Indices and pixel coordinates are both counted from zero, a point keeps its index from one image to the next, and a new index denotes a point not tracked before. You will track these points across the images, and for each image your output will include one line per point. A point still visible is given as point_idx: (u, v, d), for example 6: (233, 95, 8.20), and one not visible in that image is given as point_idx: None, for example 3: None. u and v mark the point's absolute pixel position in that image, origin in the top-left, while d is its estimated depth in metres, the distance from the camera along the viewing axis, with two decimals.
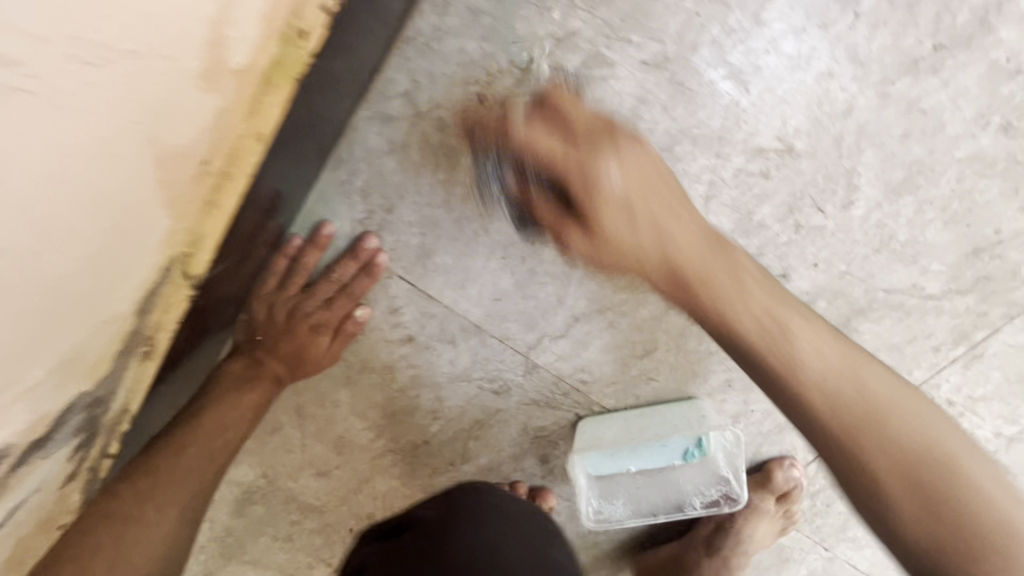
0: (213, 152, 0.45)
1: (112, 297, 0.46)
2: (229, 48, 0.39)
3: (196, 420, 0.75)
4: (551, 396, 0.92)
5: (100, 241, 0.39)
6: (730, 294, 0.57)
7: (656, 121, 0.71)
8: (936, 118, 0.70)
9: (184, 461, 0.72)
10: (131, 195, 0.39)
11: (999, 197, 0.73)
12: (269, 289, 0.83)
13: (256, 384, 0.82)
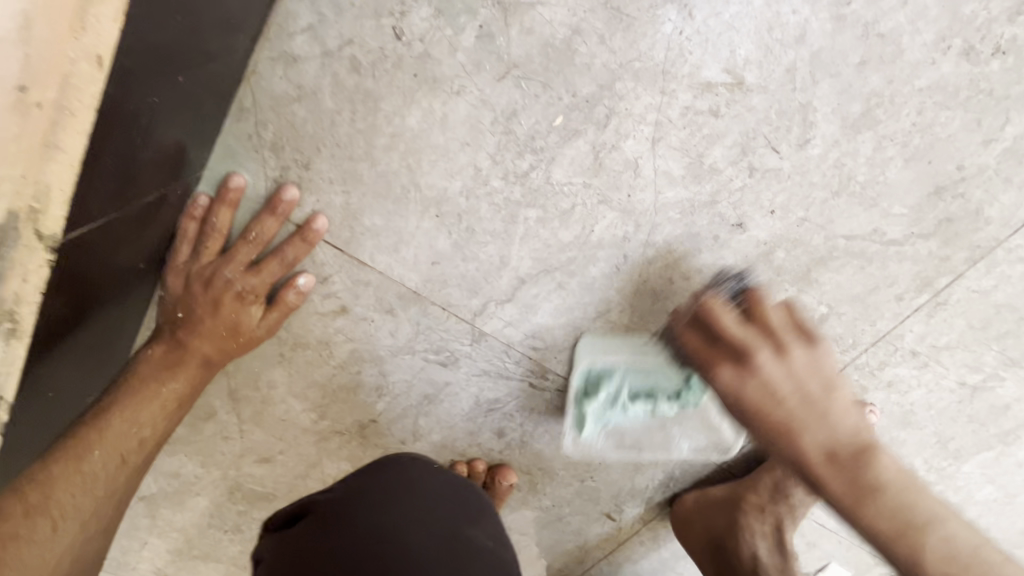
0: (33, 71, 0.37)
1: None
2: None
3: (104, 416, 0.68)
4: (501, 365, 0.87)
5: None
6: (834, 426, 0.53)
7: (595, 54, 0.64)
8: (891, 43, 0.64)
9: (87, 468, 0.65)
10: None
11: (961, 130, 0.68)
12: (183, 258, 0.75)
13: (177, 370, 0.74)
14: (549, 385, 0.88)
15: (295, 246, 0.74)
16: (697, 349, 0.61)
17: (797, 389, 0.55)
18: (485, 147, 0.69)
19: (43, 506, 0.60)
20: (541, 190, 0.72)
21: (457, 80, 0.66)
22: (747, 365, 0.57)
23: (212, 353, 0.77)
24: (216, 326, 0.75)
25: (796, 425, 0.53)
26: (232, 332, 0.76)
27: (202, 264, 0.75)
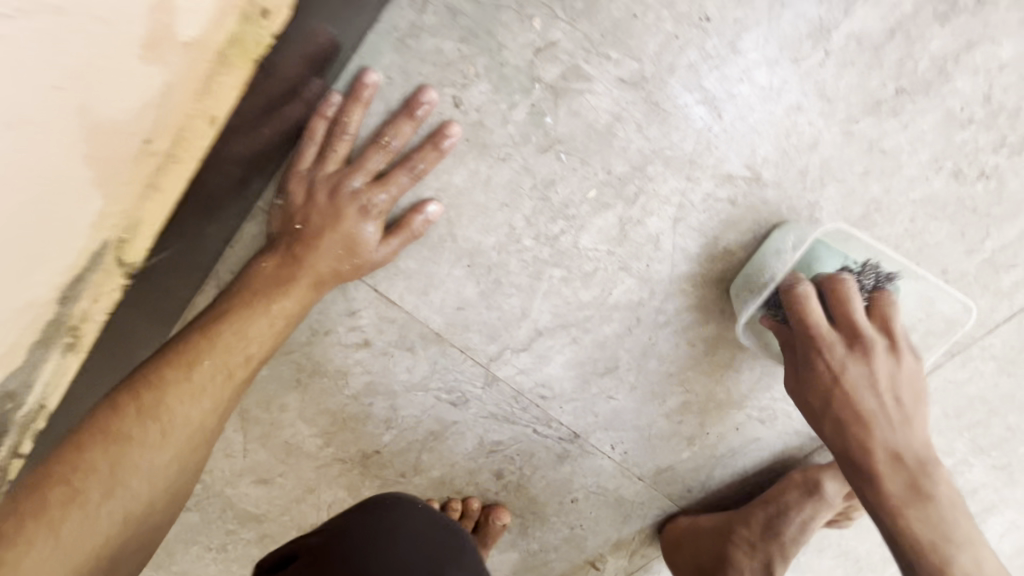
0: (153, 129, 0.41)
1: (32, 280, 0.43)
2: (173, 14, 0.36)
3: (216, 326, 0.65)
4: (509, 410, 0.91)
5: (22, 213, 0.37)
6: (903, 436, 0.72)
7: (630, 139, 0.71)
8: (892, 159, 0.72)
9: (197, 377, 0.62)
10: (55, 166, 0.36)
11: (946, 239, 0.76)
12: (306, 163, 0.70)
13: (286, 286, 0.69)
14: (553, 432, 0.92)
15: (427, 152, 0.69)
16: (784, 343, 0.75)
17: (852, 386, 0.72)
18: (522, 210, 0.75)
19: (155, 408, 0.59)
20: (568, 252, 0.78)
21: (504, 148, 0.71)
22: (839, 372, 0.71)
23: (325, 274, 0.71)
24: (334, 242, 0.71)
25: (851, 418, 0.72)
26: (349, 248, 0.71)
27: (328, 171, 0.70)
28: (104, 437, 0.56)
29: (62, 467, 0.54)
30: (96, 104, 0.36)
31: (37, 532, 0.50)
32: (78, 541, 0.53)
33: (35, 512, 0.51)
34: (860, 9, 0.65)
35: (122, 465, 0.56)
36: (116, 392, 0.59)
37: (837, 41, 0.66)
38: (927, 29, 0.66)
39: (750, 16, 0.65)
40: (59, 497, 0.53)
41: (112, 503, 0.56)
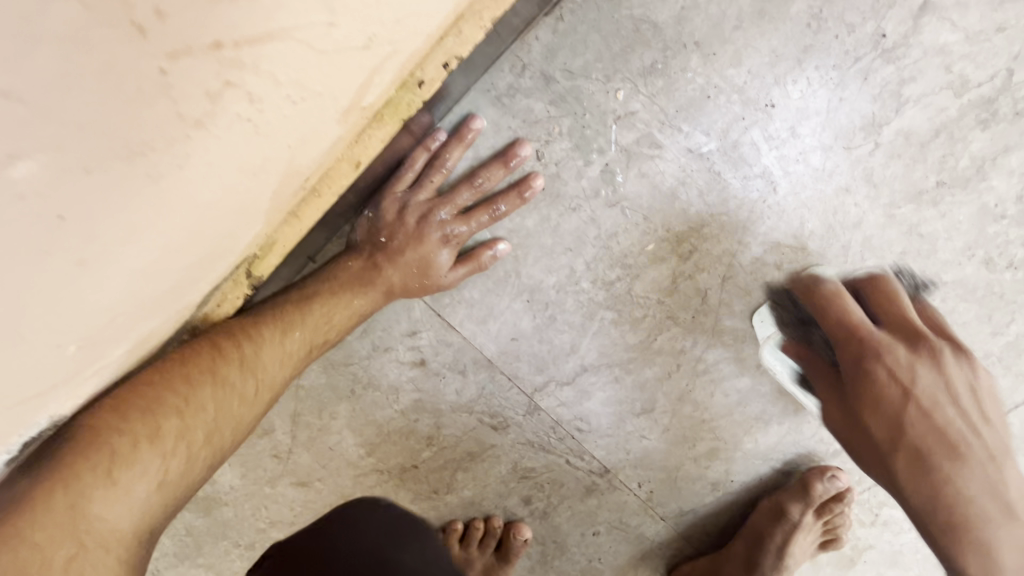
0: (316, 171, 0.51)
1: (194, 291, 0.52)
2: (367, 88, 0.47)
3: (308, 304, 0.70)
4: (546, 439, 0.95)
5: (218, 236, 0.47)
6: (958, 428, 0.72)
7: (690, 203, 0.78)
8: (930, 243, 0.78)
9: (288, 344, 0.66)
10: (253, 199, 0.47)
11: (973, 321, 0.81)
12: (402, 187, 0.77)
13: (368, 289, 0.75)
14: (585, 465, 0.97)
15: (511, 197, 0.76)
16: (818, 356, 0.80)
17: (902, 391, 0.71)
18: (584, 255, 0.82)
19: (252, 363, 0.62)
20: (621, 298, 0.84)
21: (575, 199, 0.78)
22: (877, 377, 0.72)
23: (396, 287, 0.78)
24: (412, 262, 0.77)
25: (901, 426, 0.71)
26: (423, 268, 0.78)
27: (420, 198, 0.77)
28: (215, 379, 0.57)
29: (176, 398, 0.54)
30: (298, 156, 0.47)
31: (152, 458, 0.51)
32: (179, 473, 0.53)
33: (154, 438, 0.52)
34: (910, 108, 0.72)
35: (224, 410, 0.58)
36: (216, 335, 0.60)
37: (888, 134, 0.73)
38: (970, 132, 0.72)
39: (811, 105, 0.72)
40: (175, 430, 0.53)
41: (208, 449, 0.57)
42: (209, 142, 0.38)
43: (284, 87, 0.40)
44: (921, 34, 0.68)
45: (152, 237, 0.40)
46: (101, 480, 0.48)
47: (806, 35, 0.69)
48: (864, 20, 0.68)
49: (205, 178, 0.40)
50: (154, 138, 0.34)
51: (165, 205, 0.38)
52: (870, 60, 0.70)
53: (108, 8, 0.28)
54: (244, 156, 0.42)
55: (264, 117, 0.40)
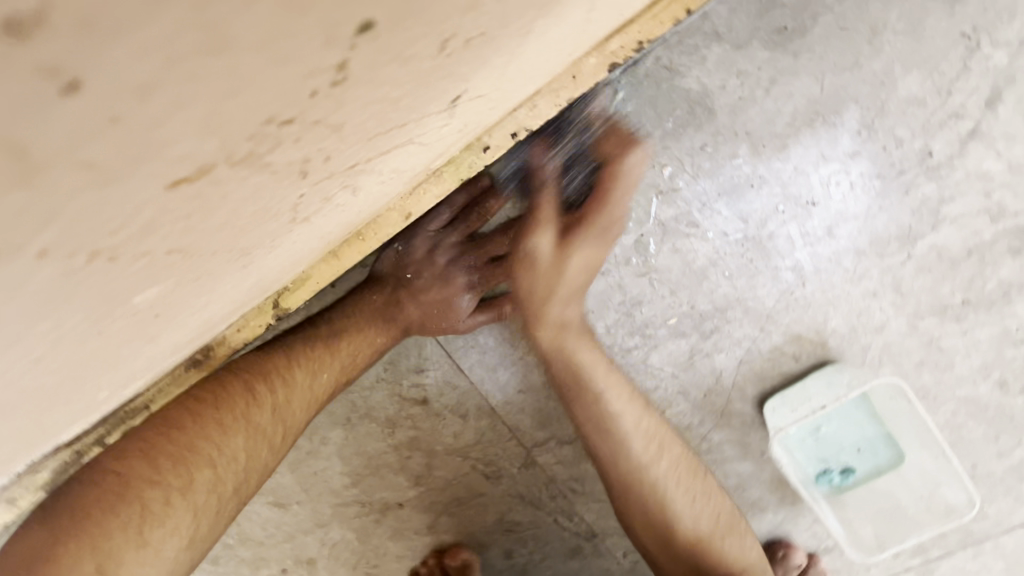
0: (367, 219, 0.50)
1: (225, 323, 0.51)
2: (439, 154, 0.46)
3: (336, 341, 0.73)
4: (536, 495, 0.93)
5: (271, 281, 0.47)
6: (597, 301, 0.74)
7: (718, 285, 0.78)
8: (948, 358, 0.78)
9: (318, 385, 0.71)
10: (310, 249, 0.47)
11: (981, 440, 0.81)
12: (436, 227, 0.77)
13: (388, 326, 0.77)
14: (573, 526, 0.94)
15: None
16: (549, 184, 0.69)
17: (587, 265, 0.70)
18: (605, 319, 0.81)
19: (283, 408, 0.67)
20: (636, 366, 0.83)
21: (605, 264, 0.78)
22: (577, 227, 0.67)
23: (415, 325, 0.79)
24: (435, 303, 0.77)
25: (554, 296, 0.71)
26: (443, 311, 0.78)
27: (453, 240, 0.77)
28: (248, 429, 0.64)
29: (209, 448, 0.61)
30: (362, 213, 0.47)
31: (183, 511, 0.58)
32: (209, 526, 0.60)
33: (185, 492, 0.58)
34: (945, 227, 0.72)
35: (253, 457, 0.64)
36: (251, 379, 0.66)
37: (921, 247, 0.74)
38: (999, 258, 0.73)
39: (851, 209, 0.73)
40: (206, 482, 0.60)
41: (238, 495, 0.64)
42: (303, 228, 0.40)
43: (382, 174, 0.40)
44: (966, 158, 0.69)
45: (218, 293, 0.40)
46: (134, 538, 0.55)
47: (854, 142, 0.70)
48: (912, 136, 0.69)
49: (283, 246, 0.41)
50: (255, 243, 0.37)
51: (242, 269, 0.39)
52: (913, 176, 0.71)
53: (288, 169, 0.31)
54: (322, 225, 0.42)
55: (354, 198, 0.41)
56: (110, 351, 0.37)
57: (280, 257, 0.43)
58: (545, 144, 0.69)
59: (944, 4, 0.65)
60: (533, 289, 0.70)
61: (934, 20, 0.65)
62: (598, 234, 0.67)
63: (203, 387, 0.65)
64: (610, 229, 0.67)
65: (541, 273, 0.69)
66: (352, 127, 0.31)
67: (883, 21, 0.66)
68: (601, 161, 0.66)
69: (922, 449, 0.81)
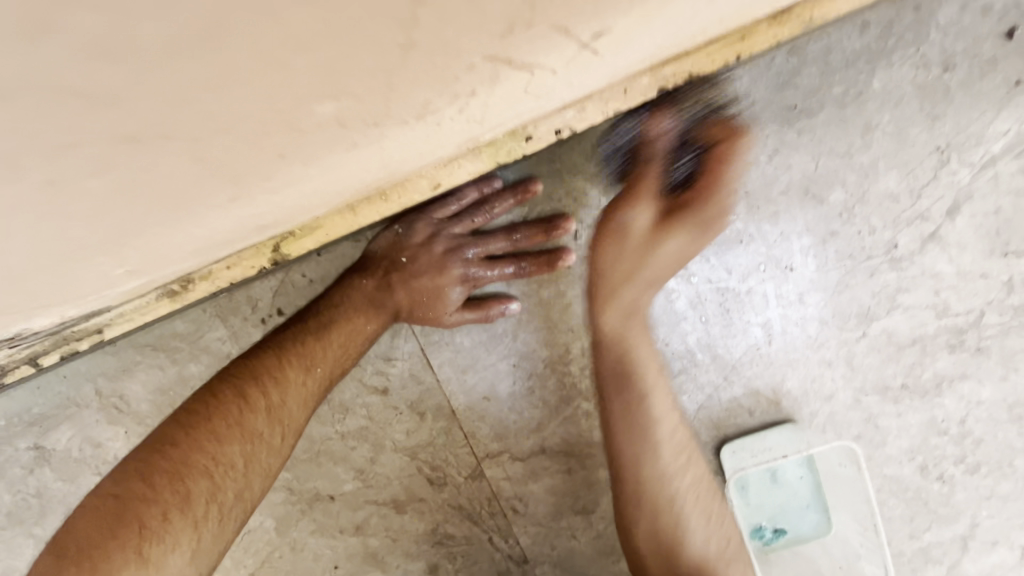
0: (396, 179, 0.50)
1: (248, 237, 0.50)
2: (488, 131, 0.47)
3: (326, 333, 0.73)
4: (477, 509, 0.91)
5: (307, 202, 0.47)
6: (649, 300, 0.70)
7: (692, 327, 0.82)
8: (882, 435, 0.84)
9: (312, 382, 0.70)
10: (351, 184, 0.47)
11: (899, 519, 0.86)
12: (440, 215, 0.78)
13: (377, 311, 0.77)
14: (505, 548, 0.92)
15: (540, 262, 0.79)
16: (658, 154, 0.69)
17: (678, 253, 0.67)
18: (582, 340, 0.83)
19: (278, 410, 0.66)
20: None
21: None
22: (686, 207, 0.66)
23: (403, 308, 0.79)
24: (427, 289, 0.78)
25: (637, 279, 0.68)
26: (432, 301, 0.79)
27: (455, 232, 0.78)
28: (243, 434, 0.62)
29: (205, 460, 0.59)
30: (405, 165, 0.47)
31: (182, 526, 0.55)
32: (212, 539, 0.58)
33: (183, 507, 0.56)
34: (898, 313, 0.80)
35: (251, 465, 0.62)
36: (243, 384, 0.65)
37: (875, 328, 0.81)
38: (938, 350, 0.81)
39: (822, 281, 0.80)
40: (204, 494, 0.58)
41: (239, 507, 0.61)
42: (390, 143, 0.42)
43: (459, 120, 0.42)
44: (924, 257, 0.78)
45: (304, 170, 0.40)
46: (133, 558, 0.52)
47: (834, 222, 0.77)
48: (883, 227, 0.77)
49: (362, 159, 0.42)
50: (357, 117, 0.36)
51: (345, 158, 0.41)
52: (879, 262, 0.78)
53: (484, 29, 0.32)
54: (384, 156, 0.44)
55: (431, 134, 0.43)
56: (213, 184, 0.37)
57: (342, 170, 0.43)
58: (671, 108, 0.68)
59: (926, 119, 0.74)
60: (617, 262, 0.67)
61: (917, 130, 0.74)
62: (700, 224, 0.66)
63: (197, 401, 0.64)
64: (712, 222, 0.67)
65: (628, 259, 0.67)
66: (540, 10, 0.32)
67: (876, 120, 0.74)
68: (711, 142, 0.68)
69: (851, 521, 0.86)
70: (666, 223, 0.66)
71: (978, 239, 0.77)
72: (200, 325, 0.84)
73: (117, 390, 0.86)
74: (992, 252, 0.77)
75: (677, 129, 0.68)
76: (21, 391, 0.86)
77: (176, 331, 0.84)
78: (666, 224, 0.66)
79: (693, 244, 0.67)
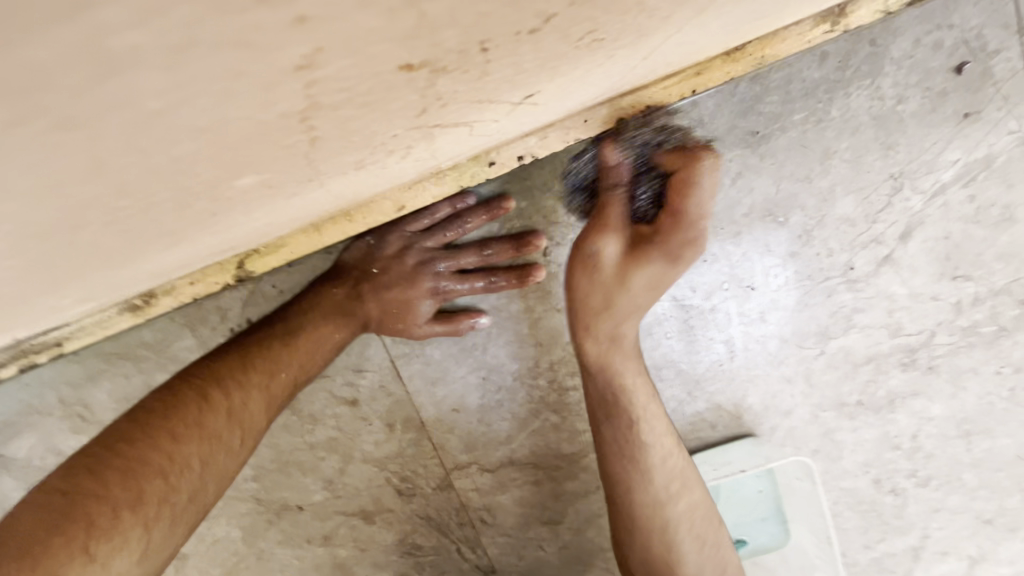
0: (359, 200, 0.51)
1: (201, 260, 0.51)
2: (450, 157, 0.49)
3: (294, 338, 0.74)
4: (446, 520, 0.91)
5: (262, 228, 0.49)
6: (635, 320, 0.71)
7: (657, 344, 0.84)
8: (839, 450, 0.87)
9: (274, 388, 0.71)
10: (311, 209, 0.49)
11: (852, 530, 0.90)
12: (412, 228, 0.78)
13: (347, 319, 0.78)
14: (474, 558, 0.93)
15: (510, 278, 0.80)
16: (615, 183, 0.64)
17: (649, 284, 0.66)
18: (551, 355, 0.84)
19: (238, 413, 0.66)
20: (571, 406, 0.86)
21: (562, 302, 0.82)
22: (647, 244, 0.64)
23: (373, 319, 0.80)
24: (398, 301, 0.79)
25: (609, 313, 0.69)
26: (402, 312, 0.80)
27: (427, 245, 0.79)
28: (201, 435, 0.62)
29: (161, 458, 0.58)
30: (368, 190, 0.49)
31: (133, 524, 0.54)
32: (162, 538, 0.57)
33: (135, 504, 0.55)
34: (854, 332, 0.83)
35: (208, 466, 0.62)
36: (205, 386, 0.66)
37: (832, 347, 0.84)
38: (892, 369, 0.84)
39: (782, 300, 0.82)
40: (157, 492, 0.57)
41: (191, 509, 0.60)
42: (339, 179, 0.44)
43: (416, 154, 0.45)
44: (878, 279, 0.81)
45: (241, 217, 0.45)
46: (78, 554, 0.50)
47: (795, 244, 0.80)
48: (840, 250, 0.80)
49: (308, 196, 0.45)
50: (286, 179, 0.41)
51: (283, 204, 0.45)
52: (836, 283, 0.81)
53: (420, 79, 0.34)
54: (340, 188, 0.46)
55: (387, 166, 0.45)
56: (146, 231, 0.41)
57: (290, 203, 0.45)
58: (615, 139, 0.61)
59: (881, 147, 0.77)
60: (589, 298, 0.68)
61: (872, 158, 0.77)
62: (716, 238, 0.76)
63: (154, 401, 0.64)
64: (683, 251, 0.63)
65: (594, 301, 0.68)
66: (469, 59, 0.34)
67: (834, 147, 0.77)
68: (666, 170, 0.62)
69: (809, 534, 0.89)
70: (637, 266, 0.65)
71: (929, 263, 0.80)
72: (167, 335, 0.83)
73: (80, 399, 0.85)
74: (941, 276, 0.80)
75: (632, 156, 0.62)
76: None
77: (143, 340, 0.83)
78: (666, 235, 0.63)
79: (657, 281, 0.65)
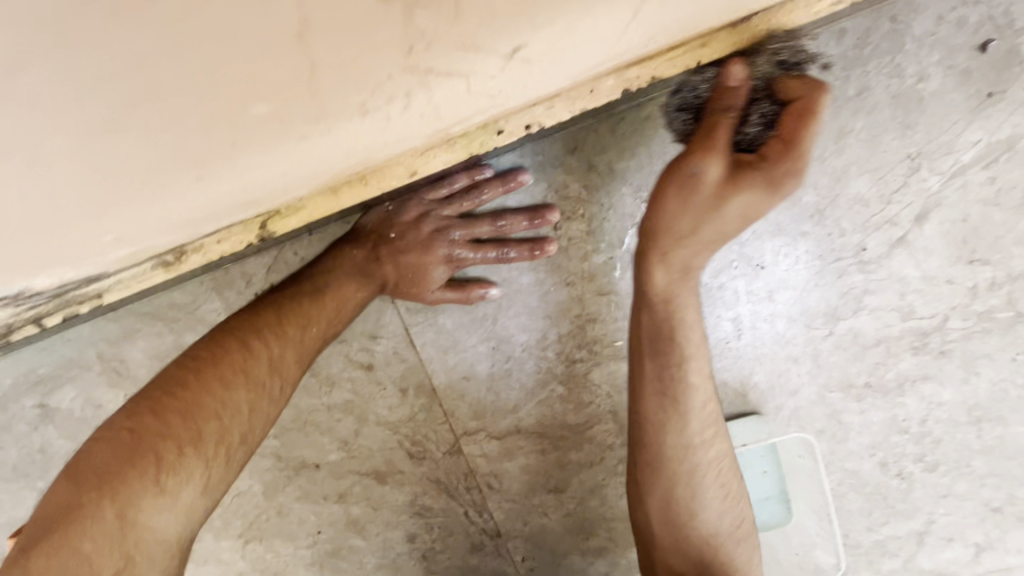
0: (374, 163, 0.54)
1: (233, 212, 0.55)
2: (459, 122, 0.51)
3: (321, 295, 0.78)
4: (454, 484, 0.95)
5: (285, 181, 0.52)
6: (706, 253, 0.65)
7: None
8: (845, 431, 0.88)
9: (308, 340, 0.75)
10: (329, 166, 0.52)
11: (857, 512, 0.90)
12: (429, 197, 0.81)
13: (366, 281, 0.81)
14: (480, 522, 0.96)
15: (522, 249, 0.82)
16: (720, 108, 0.60)
17: (743, 212, 0.59)
18: (559, 327, 0.87)
19: (279, 363, 0.70)
20: (577, 378, 0.89)
21: (571, 275, 0.84)
22: (753, 167, 0.57)
23: (391, 282, 0.83)
24: (413, 266, 0.82)
25: (691, 237, 0.62)
26: (418, 277, 0.83)
27: (443, 213, 0.82)
28: (248, 381, 0.66)
29: (215, 403, 0.63)
30: (383, 149, 0.52)
31: (196, 461, 0.60)
32: (219, 475, 0.62)
33: (196, 443, 0.60)
34: (864, 314, 0.83)
35: (255, 411, 0.66)
36: (245, 337, 0.70)
37: (841, 328, 0.84)
38: (903, 352, 0.84)
39: (792, 279, 0.83)
40: (215, 433, 0.62)
41: (242, 449, 0.65)
42: (352, 131, 0.47)
43: (422, 110, 0.47)
44: (891, 261, 0.80)
45: (264, 164, 0.48)
46: (151, 486, 0.57)
47: (806, 223, 0.80)
48: (853, 230, 0.80)
49: (326, 147, 0.48)
50: (299, 119, 0.43)
51: (301, 155, 0.48)
52: (848, 264, 0.81)
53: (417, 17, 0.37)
54: (355, 141, 0.49)
55: (394, 122, 0.48)
56: (178, 171, 0.44)
57: (309, 154, 0.49)
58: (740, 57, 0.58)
59: (899, 126, 0.76)
60: (666, 213, 0.61)
61: (889, 137, 0.76)
62: (769, 183, 0.57)
63: (200, 351, 0.68)
64: (787, 181, 0.57)
65: (668, 220, 0.61)
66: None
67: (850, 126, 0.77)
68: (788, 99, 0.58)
69: (811, 512, 0.90)
70: (742, 173, 0.58)
71: (945, 246, 0.79)
72: (197, 297, 0.88)
73: (117, 354, 0.91)
74: (957, 259, 0.79)
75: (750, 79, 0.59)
76: (30, 351, 0.92)
77: (175, 301, 0.89)
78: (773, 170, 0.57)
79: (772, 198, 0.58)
